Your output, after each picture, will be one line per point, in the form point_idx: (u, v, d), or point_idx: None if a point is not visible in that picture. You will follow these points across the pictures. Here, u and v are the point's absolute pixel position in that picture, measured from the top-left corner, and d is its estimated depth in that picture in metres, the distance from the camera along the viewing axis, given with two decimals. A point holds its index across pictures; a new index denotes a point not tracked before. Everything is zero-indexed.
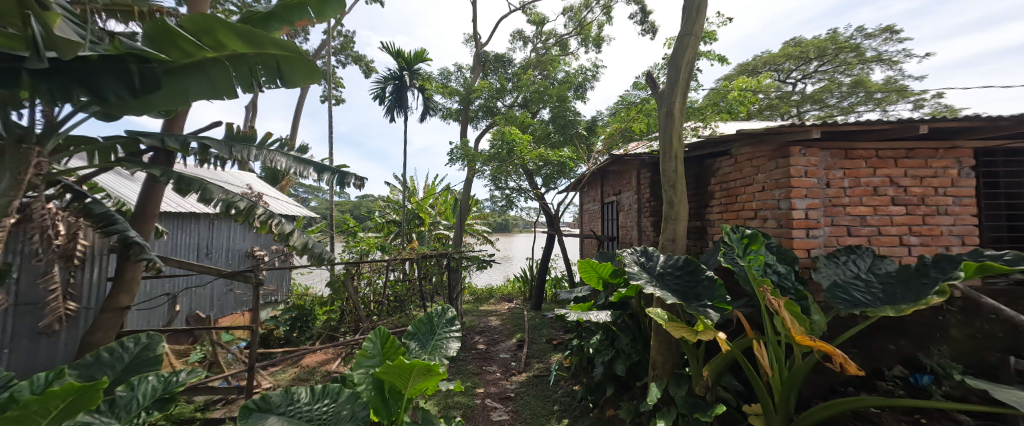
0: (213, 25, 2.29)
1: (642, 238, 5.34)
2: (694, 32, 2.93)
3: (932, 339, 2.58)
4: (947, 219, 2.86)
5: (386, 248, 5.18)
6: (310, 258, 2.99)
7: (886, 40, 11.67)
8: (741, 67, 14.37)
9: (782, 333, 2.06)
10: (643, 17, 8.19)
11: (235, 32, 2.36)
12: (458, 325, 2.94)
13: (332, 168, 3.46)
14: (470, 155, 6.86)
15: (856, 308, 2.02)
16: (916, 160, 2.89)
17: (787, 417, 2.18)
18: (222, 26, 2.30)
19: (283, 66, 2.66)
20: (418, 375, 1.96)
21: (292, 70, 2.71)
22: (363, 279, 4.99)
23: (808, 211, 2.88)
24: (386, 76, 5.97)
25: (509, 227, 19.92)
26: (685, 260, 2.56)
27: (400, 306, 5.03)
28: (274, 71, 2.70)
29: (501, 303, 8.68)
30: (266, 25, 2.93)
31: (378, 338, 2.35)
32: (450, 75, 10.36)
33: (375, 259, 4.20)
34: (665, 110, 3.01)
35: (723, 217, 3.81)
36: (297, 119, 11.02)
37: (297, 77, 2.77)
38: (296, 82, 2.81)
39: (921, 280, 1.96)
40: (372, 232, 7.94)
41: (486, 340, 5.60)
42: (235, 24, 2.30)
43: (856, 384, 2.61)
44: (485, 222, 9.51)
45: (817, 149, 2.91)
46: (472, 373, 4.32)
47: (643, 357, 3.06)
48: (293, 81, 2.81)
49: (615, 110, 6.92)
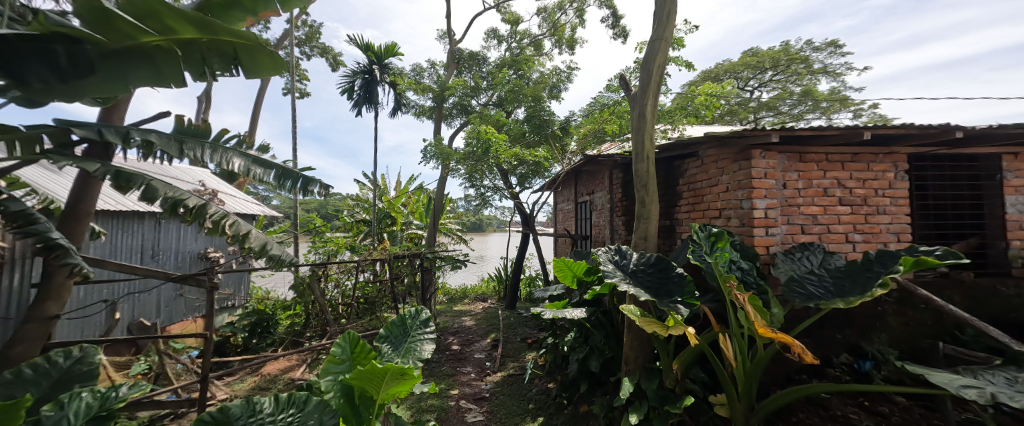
0: (160, 9, 2.01)
1: (615, 237, 5.48)
2: (665, 37, 3.02)
3: (874, 328, 2.83)
4: (886, 218, 3.15)
5: (357, 248, 4.98)
6: (269, 262, 2.76)
7: (831, 53, 12.72)
8: (705, 73, 15.15)
9: (745, 326, 2.17)
10: (614, 21, 8.39)
11: (188, 20, 2.10)
12: (433, 326, 2.88)
13: (296, 174, 3.23)
14: (444, 154, 6.75)
15: (811, 301, 2.17)
16: (860, 163, 3.16)
17: (750, 406, 2.30)
18: (171, 12, 2.03)
19: (240, 54, 2.41)
20: (391, 379, 1.88)
21: (251, 60, 2.47)
22: (331, 281, 4.77)
23: (767, 210, 3.07)
24: (356, 70, 5.72)
25: (483, 227, 19.81)
26: (657, 258, 2.64)
27: (370, 308, 4.86)
28: (230, 58, 2.45)
29: (475, 303, 8.63)
30: (226, 13, 2.68)
31: (348, 343, 2.21)
32: (423, 71, 10.11)
33: (344, 260, 4.00)
34: (637, 112, 3.09)
35: (690, 216, 3.98)
36: (257, 113, 10.34)
37: (256, 67, 2.52)
38: (256, 71, 2.57)
39: (866, 274, 2.14)
40: (340, 231, 7.61)
41: (461, 341, 5.53)
42: (187, 11, 2.04)
43: (809, 372, 2.82)
44: (460, 222, 9.39)
45: (775, 152, 3.11)
46: (446, 374, 4.24)
47: (616, 353, 3.12)
48: (251, 72, 2.56)
49: (589, 111, 7.05)
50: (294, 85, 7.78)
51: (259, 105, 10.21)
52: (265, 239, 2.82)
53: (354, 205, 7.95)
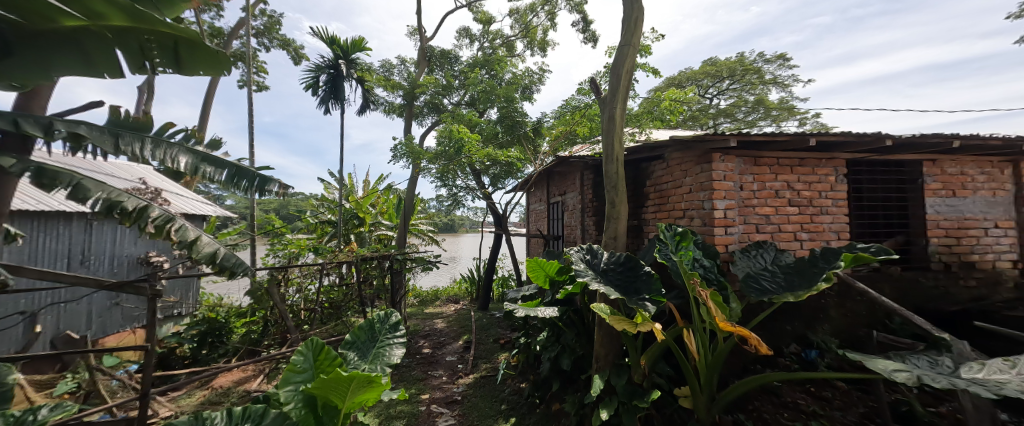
0: None
1: (586, 237, 5.60)
2: (633, 43, 3.12)
3: (819, 319, 3.08)
4: (828, 218, 3.44)
5: (320, 251, 4.73)
6: (220, 270, 2.52)
7: (780, 66, 13.76)
8: (669, 80, 15.88)
9: (707, 321, 2.27)
10: (585, 25, 8.57)
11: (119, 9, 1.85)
12: (403, 330, 2.79)
13: (252, 173, 3.04)
14: (415, 153, 6.59)
15: (765, 296, 2.31)
16: (806, 168, 3.43)
17: (711, 397, 2.41)
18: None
19: (184, 46, 2.18)
20: (357, 387, 1.79)
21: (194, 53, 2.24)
22: (292, 286, 4.43)
23: (726, 211, 3.25)
24: (320, 64, 5.44)
25: (456, 227, 19.56)
26: (626, 257, 2.71)
27: (335, 313, 4.62)
28: (173, 52, 2.21)
29: (447, 305, 8.48)
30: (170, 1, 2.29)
31: (312, 350, 2.09)
32: (392, 68, 9.81)
33: (306, 263, 3.78)
34: (607, 115, 3.17)
35: (656, 216, 4.14)
36: (208, 106, 9.56)
37: (203, 61, 2.30)
38: (204, 66, 2.34)
39: (813, 270, 2.30)
40: (302, 233, 7.22)
41: (432, 344, 5.41)
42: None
43: (762, 362, 3.02)
44: (431, 223, 9.20)
45: (733, 156, 3.30)
46: (416, 379, 4.13)
47: (587, 351, 3.18)
48: (198, 66, 2.32)
49: (561, 113, 7.14)
50: (250, 77, 7.26)
51: (210, 98, 9.46)
52: (217, 246, 2.58)
53: (318, 205, 7.56)
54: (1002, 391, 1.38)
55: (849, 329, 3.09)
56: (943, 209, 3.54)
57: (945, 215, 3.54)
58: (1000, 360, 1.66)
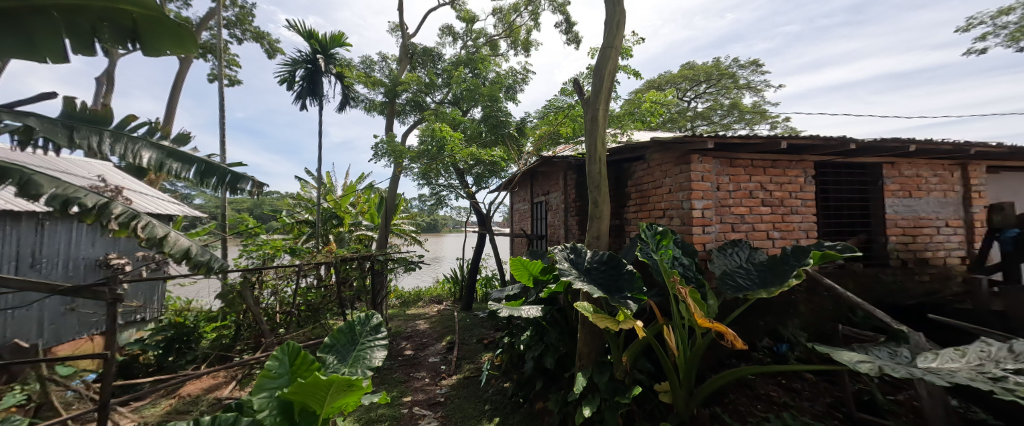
0: None
1: (569, 237, 5.66)
2: (615, 45, 3.17)
3: (789, 314, 3.23)
4: (798, 218, 3.60)
5: (297, 251, 4.57)
6: (194, 267, 2.40)
7: (753, 71, 14.34)
8: (650, 83, 16.26)
9: (686, 317, 2.33)
10: (568, 26, 8.65)
11: None
12: (384, 332, 2.74)
13: (222, 170, 2.89)
14: (397, 151, 6.47)
15: (740, 293, 2.39)
16: (778, 169, 3.58)
17: (689, 391, 2.48)
18: None
19: (141, 26, 2.10)
20: (337, 392, 1.74)
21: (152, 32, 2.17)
22: (266, 289, 4.22)
23: (704, 210, 3.36)
24: (297, 58, 5.25)
25: (439, 227, 19.34)
26: (609, 256, 2.75)
27: (313, 315, 4.36)
28: (127, 33, 2.11)
29: (430, 305, 8.37)
30: None
31: (287, 354, 2.02)
32: (373, 64, 9.59)
33: (283, 265, 3.63)
34: (590, 115, 3.20)
35: (637, 215, 4.23)
36: (174, 99, 9.05)
37: (161, 43, 2.20)
38: (162, 49, 2.23)
39: (784, 267, 2.40)
40: (278, 233, 6.96)
41: (414, 345, 5.33)
42: None
43: (737, 356, 3.15)
44: (414, 222, 9.06)
45: (710, 158, 3.41)
46: (398, 381, 4.06)
47: (570, 349, 3.21)
48: (155, 49, 2.20)
49: (544, 113, 7.17)
50: (221, 71, 6.92)
51: (176, 91, 8.95)
52: (188, 243, 2.46)
53: (294, 204, 7.30)
54: (955, 380, 1.48)
55: (817, 323, 3.25)
56: (900, 209, 3.78)
57: (902, 214, 3.78)
58: (951, 350, 1.79)
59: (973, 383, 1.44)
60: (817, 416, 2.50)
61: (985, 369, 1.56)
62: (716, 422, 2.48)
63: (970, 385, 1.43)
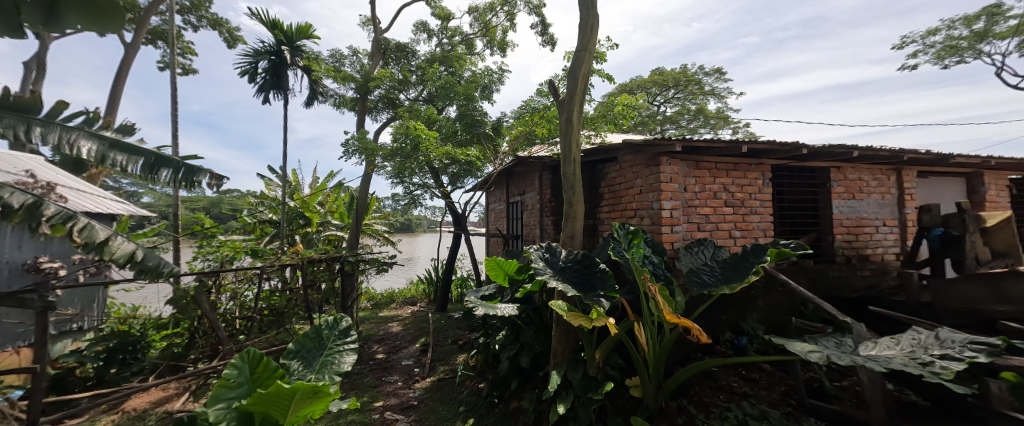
0: None
1: (544, 236, 5.72)
2: (589, 49, 3.24)
3: (749, 309, 3.43)
4: (757, 218, 3.83)
5: (260, 253, 4.31)
6: (141, 273, 2.26)
7: (717, 79, 15.13)
8: (622, 87, 16.74)
9: (656, 314, 2.41)
10: (543, 28, 8.72)
11: None
12: (354, 336, 2.66)
13: (174, 162, 2.69)
14: (369, 149, 6.26)
15: (705, 289, 2.50)
16: (739, 172, 3.79)
17: (658, 385, 2.56)
18: None
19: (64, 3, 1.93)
20: (302, 399, 1.65)
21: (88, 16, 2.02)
22: (224, 294, 3.86)
23: (672, 210, 3.50)
24: (259, 49, 4.95)
25: (412, 227, 18.92)
26: (583, 255, 2.80)
27: (277, 320, 4.12)
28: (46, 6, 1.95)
29: (403, 307, 8.17)
30: None
31: (248, 361, 1.90)
32: (343, 58, 9.23)
33: (244, 267, 3.40)
34: (565, 117, 3.24)
35: (610, 215, 4.34)
36: (118, 88, 8.28)
37: (87, 15, 2.05)
38: (87, 18, 2.07)
39: (745, 263, 2.53)
40: (238, 234, 6.54)
41: (387, 348, 5.18)
42: None
43: (702, 350, 3.31)
44: (386, 222, 8.83)
45: (678, 160, 3.56)
46: (370, 386, 3.93)
47: (545, 348, 3.23)
48: (82, 19, 2.08)
49: (520, 113, 7.19)
50: (173, 59, 6.40)
51: (120, 79, 8.18)
52: (133, 247, 2.28)
53: (256, 203, 6.89)
54: (890, 366, 1.63)
55: (773, 316, 3.48)
56: (845, 210, 4.11)
57: (847, 215, 4.11)
58: (888, 339, 1.97)
59: (905, 368, 1.59)
60: (773, 404, 2.67)
61: (916, 355, 1.72)
62: (683, 413, 2.58)
63: (904, 370, 1.58)
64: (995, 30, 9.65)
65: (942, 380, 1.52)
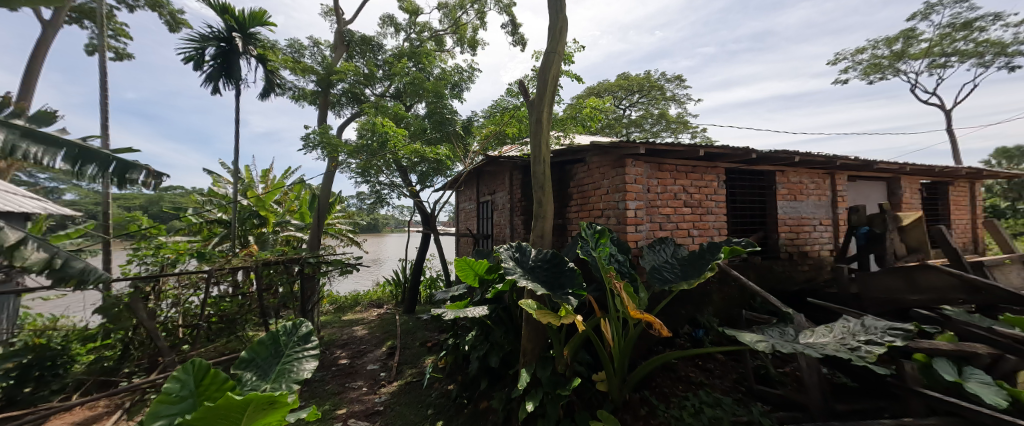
0: None
1: (514, 236, 5.75)
2: (559, 51, 3.29)
3: (704, 303, 3.66)
4: (713, 217, 4.08)
5: (207, 255, 3.97)
6: (61, 281, 2.02)
7: (678, 85, 15.99)
8: (590, 90, 17.21)
9: (621, 310, 2.50)
10: (514, 28, 8.76)
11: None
12: (314, 342, 2.53)
13: (103, 154, 2.52)
14: (331, 144, 5.95)
15: (666, 285, 2.63)
16: (696, 174, 4.02)
17: (623, 378, 2.66)
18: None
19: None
20: (255, 411, 1.54)
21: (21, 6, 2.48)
22: (165, 300, 3.47)
23: (636, 211, 3.65)
24: (206, 34, 4.56)
25: (380, 226, 18.30)
26: (552, 254, 2.84)
27: (229, 327, 3.75)
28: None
29: (368, 310, 7.88)
30: None
31: (192, 374, 1.74)
32: (303, 49, 8.73)
33: (190, 271, 3.13)
34: (535, 117, 3.28)
35: (579, 215, 4.44)
36: (33, 71, 7.28)
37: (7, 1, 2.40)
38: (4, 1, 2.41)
39: (701, 260, 2.69)
40: (181, 234, 5.99)
41: (351, 353, 4.98)
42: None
43: (663, 343, 3.47)
44: (350, 222, 8.47)
45: (642, 162, 3.72)
46: (331, 393, 3.75)
47: (514, 347, 3.24)
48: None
49: (490, 113, 7.17)
50: (103, 41, 5.72)
51: (36, 60, 7.19)
52: (51, 252, 2.06)
53: (202, 201, 6.34)
54: (825, 352, 1.81)
55: (725, 309, 3.74)
56: (788, 210, 4.49)
57: (789, 215, 4.49)
58: (823, 327, 2.18)
59: (837, 353, 1.77)
60: (726, 391, 2.87)
61: (847, 341, 1.92)
62: (646, 404, 2.70)
63: (836, 355, 1.76)
64: (910, 51, 10.96)
65: (867, 362, 1.71)
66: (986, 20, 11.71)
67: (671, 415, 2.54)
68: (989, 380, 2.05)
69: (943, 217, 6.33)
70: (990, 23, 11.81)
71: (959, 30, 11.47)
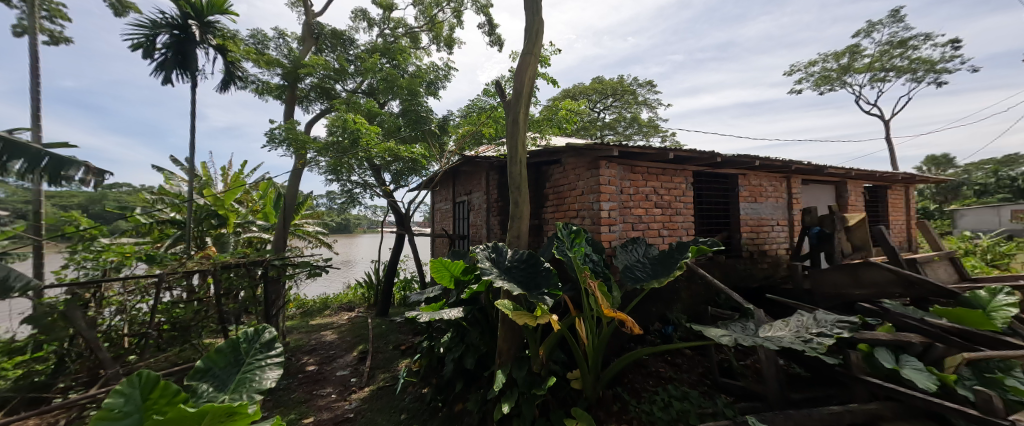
0: None
1: (490, 236, 5.73)
2: (535, 53, 3.31)
3: (673, 300, 3.80)
4: (681, 218, 4.26)
5: (159, 258, 3.68)
6: None
7: (649, 90, 16.57)
8: (566, 93, 17.51)
9: (595, 309, 2.55)
10: (491, 28, 8.73)
11: None
12: (279, 349, 2.40)
13: (31, 150, 2.50)
14: (299, 140, 5.66)
15: (637, 284, 2.71)
16: (666, 176, 4.18)
17: (596, 375, 2.71)
18: None
19: None
20: (211, 424, 1.43)
21: None
22: (106, 308, 3.08)
23: (610, 211, 3.74)
24: (158, 21, 4.22)
25: (351, 227, 17.68)
26: (528, 254, 2.86)
27: (181, 335, 3.42)
28: None
29: (339, 313, 7.58)
30: None
31: (140, 387, 1.59)
32: (267, 41, 8.28)
33: (138, 275, 2.88)
34: (512, 118, 3.28)
35: (554, 216, 4.49)
36: None
37: None
38: None
39: (671, 259, 2.79)
40: (128, 236, 5.50)
41: (319, 359, 4.77)
42: None
43: (635, 340, 3.58)
44: (320, 222, 8.13)
45: (615, 164, 3.81)
46: (298, 401, 3.58)
47: (490, 348, 3.23)
48: None
49: (467, 112, 7.11)
50: (34, 23, 5.16)
51: None
52: None
53: (152, 200, 5.87)
54: (782, 344, 1.94)
55: (693, 306, 3.91)
56: (749, 211, 4.76)
57: (750, 216, 4.76)
58: (781, 321, 2.32)
59: (793, 345, 1.90)
60: (693, 384, 3.00)
61: (802, 334, 2.05)
62: (618, 400, 2.77)
63: (792, 347, 1.88)
64: (855, 65, 11.94)
65: (818, 352, 1.85)
66: (918, 40, 12.99)
67: (642, 410, 2.62)
68: (922, 366, 2.25)
69: (882, 218, 6.94)
70: (921, 42, 13.11)
71: (896, 47, 12.66)
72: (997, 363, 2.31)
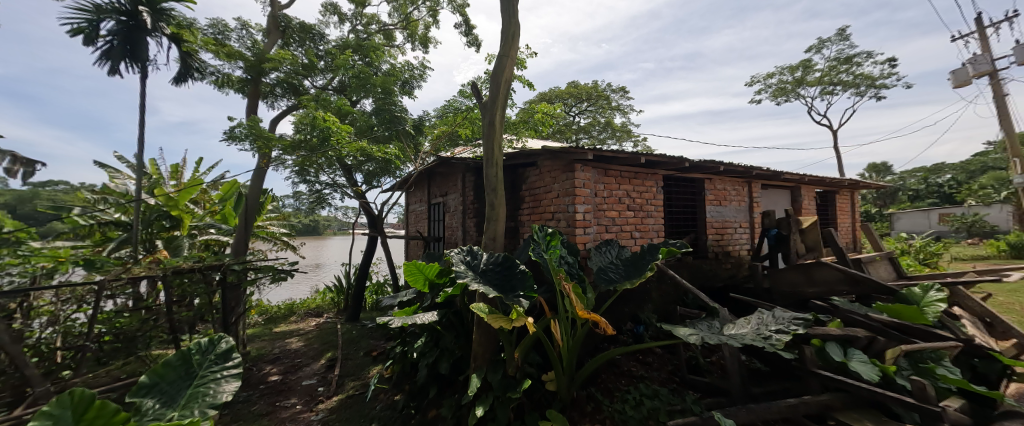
0: None
1: (466, 238, 5.67)
2: (511, 55, 3.31)
3: (644, 301, 3.91)
4: (652, 220, 4.39)
5: (97, 263, 3.35)
6: None
7: (622, 96, 17.08)
8: (542, 96, 17.70)
9: (570, 311, 2.57)
10: (467, 29, 8.67)
11: None
12: (236, 359, 2.25)
13: None
14: (263, 137, 5.33)
15: (611, 286, 2.76)
16: (638, 179, 4.31)
17: (570, 376, 2.73)
18: None
19: None
20: None
21: None
22: (35, 319, 2.71)
23: (584, 214, 3.80)
24: (102, 5, 3.86)
25: (320, 229, 16.91)
26: (503, 257, 2.84)
27: (127, 348, 3.09)
28: None
29: (305, 320, 7.22)
30: None
31: (71, 408, 1.43)
32: (228, 31, 7.79)
33: (71, 282, 2.58)
34: (488, 120, 3.26)
35: (530, 218, 4.51)
36: None
37: None
38: None
39: (642, 261, 2.87)
40: (64, 240, 4.98)
41: (284, 368, 4.52)
42: None
43: (608, 340, 3.65)
44: (286, 224, 7.74)
45: (590, 168, 3.89)
46: (259, 414, 3.37)
47: (465, 352, 3.18)
48: None
49: (442, 113, 7.02)
50: None
51: None
52: None
53: (93, 199, 5.34)
54: (744, 342, 2.03)
55: (662, 306, 4.04)
56: (714, 214, 4.99)
57: (715, 218, 5.00)
58: (743, 319, 2.44)
59: (754, 342, 1.99)
60: (663, 382, 3.10)
61: (763, 331, 2.16)
62: (592, 400, 2.80)
63: (753, 344, 1.98)
64: (808, 79, 12.88)
65: (777, 349, 1.95)
66: (861, 58, 14.22)
67: (614, 409, 2.66)
68: (866, 358, 2.43)
69: (832, 220, 7.50)
70: (864, 60, 14.36)
71: (842, 63, 13.78)
72: (930, 353, 2.53)
